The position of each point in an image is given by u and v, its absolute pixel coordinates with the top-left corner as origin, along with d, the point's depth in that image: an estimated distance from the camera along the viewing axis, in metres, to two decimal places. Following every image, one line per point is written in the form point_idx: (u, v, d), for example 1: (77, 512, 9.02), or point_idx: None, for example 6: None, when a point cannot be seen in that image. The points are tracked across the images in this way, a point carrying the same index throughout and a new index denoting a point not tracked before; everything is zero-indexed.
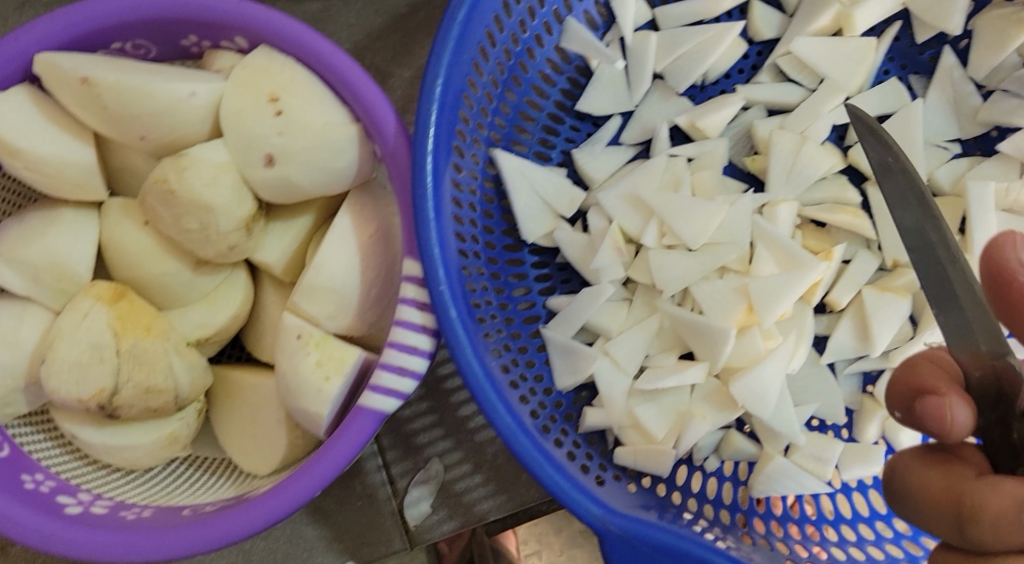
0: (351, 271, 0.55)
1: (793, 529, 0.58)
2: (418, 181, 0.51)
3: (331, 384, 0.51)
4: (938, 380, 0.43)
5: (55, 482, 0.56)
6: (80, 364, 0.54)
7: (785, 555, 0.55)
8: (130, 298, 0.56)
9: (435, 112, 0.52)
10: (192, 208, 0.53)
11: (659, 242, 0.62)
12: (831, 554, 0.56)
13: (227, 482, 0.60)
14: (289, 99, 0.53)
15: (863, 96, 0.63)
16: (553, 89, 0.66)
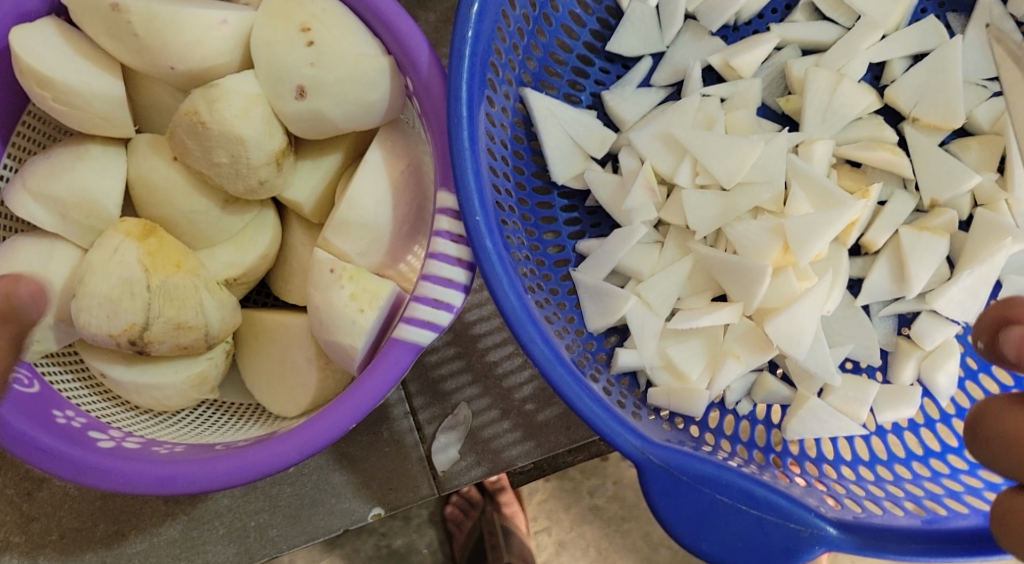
0: (383, 206, 0.54)
1: (828, 469, 0.58)
2: (454, 110, 0.50)
3: (365, 316, 0.51)
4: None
5: (86, 419, 0.56)
6: (111, 299, 0.53)
7: (825, 491, 0.54)
8: (159, 235, 0.55)
9: (470, 43, 0.51)
10: (223, 140, 0.52)
11: (693, 182, 0.61)
12: (870, 492, 0.55)
13: (255, 423, 0.60)
14: (321, 29, 0.51)
15: (901, 34, 0.62)
16: (582, 30, 0.65)
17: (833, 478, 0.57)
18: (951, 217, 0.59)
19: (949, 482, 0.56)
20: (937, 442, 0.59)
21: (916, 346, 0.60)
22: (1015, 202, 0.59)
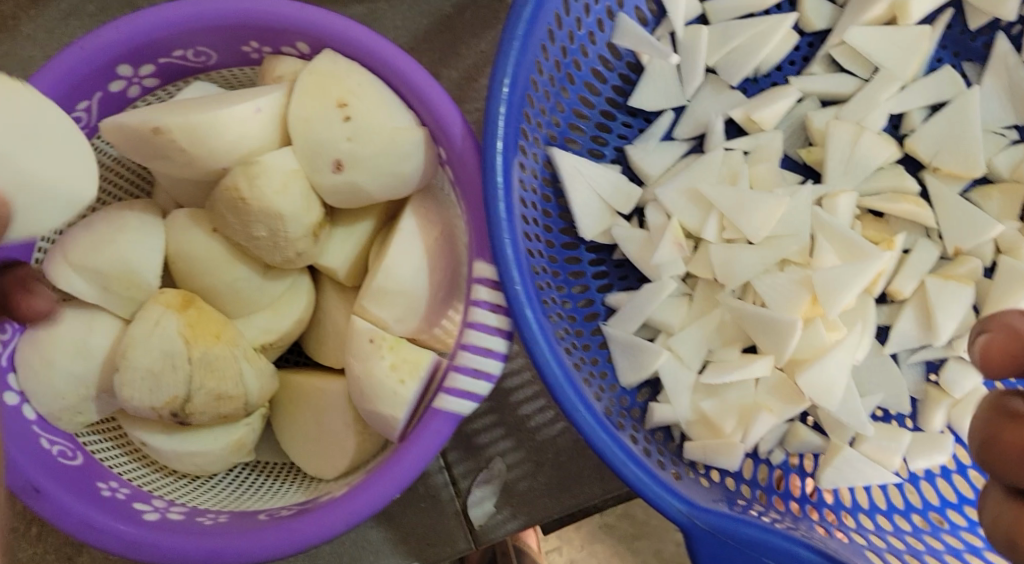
0: (420, 273, 0.55)
1: (864, 520, 0.59)
2: (490, 181, 0.51)
3: (406, 387, 0.52)
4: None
5: (129, 490, 0.56)
6: (153, 372, 0.54)
7: (866, 547, 0.54)
8: (198, 305, 0.56)
9: (503, 112, 0.52)
10: (262, 214, 0.53)
11: (720, 236, 0.62)
12: (910, 546, 0.56)
13: (294, 486, 0.61)
14: (357, 104, 0.53)
15: (918, 85, 0.63)
16: (604, 85, 0.66)
17: (870, 530, 0.58)
18: (976, 265, 0.60)
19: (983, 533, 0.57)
20: (970, 487, 0.60)
21: (945, 394, 0.61)
22: None
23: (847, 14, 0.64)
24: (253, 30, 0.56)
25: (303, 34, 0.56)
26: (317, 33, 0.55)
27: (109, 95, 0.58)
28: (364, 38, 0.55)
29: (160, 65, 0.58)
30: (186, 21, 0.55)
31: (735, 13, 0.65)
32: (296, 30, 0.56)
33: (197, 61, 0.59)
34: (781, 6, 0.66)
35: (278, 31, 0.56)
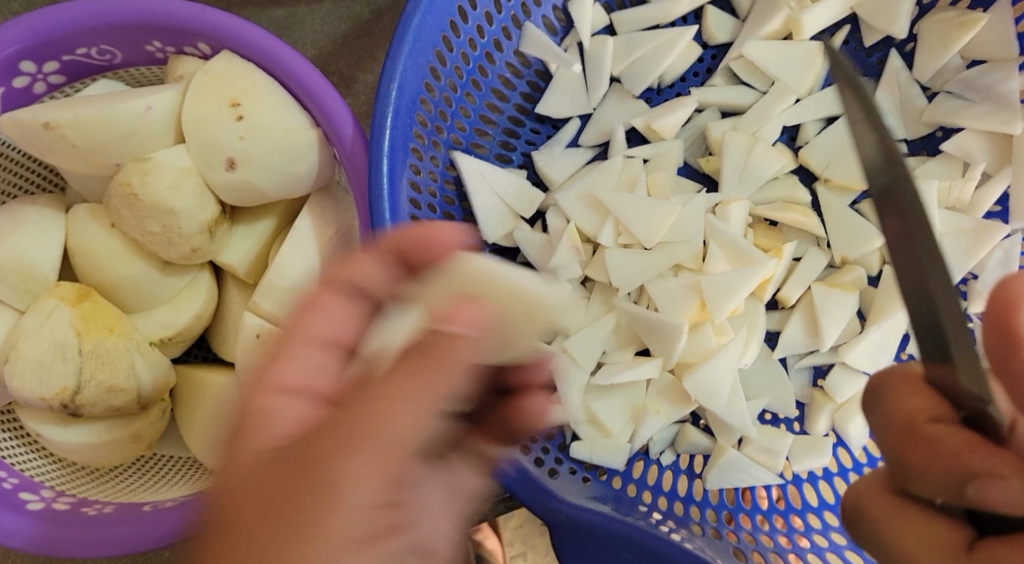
0: (312, 271, 0.56)
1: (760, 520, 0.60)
2: (375, 183, 0.54)
3: (289, 382, 0.54)
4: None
5: (19, 480, 0.57)
6: (44, 363, 0.55)
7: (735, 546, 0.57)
8: (94, 298, 0.57)
9: (391, 116, 0.55)
10: (155, 211, 0.54)
11: (616, 241, 0.64)
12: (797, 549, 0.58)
13: (192, 479, 0.61)
14: (249, 104, 0.54)
15: (813, 97, 0.65)
16: (513, 92, 0.67)
17: (763, 530, 0.60)
18: (860, 274, 0.63)
19: (835, 535, 0.60)
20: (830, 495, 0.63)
21: (830, 398, 0.64)
22: None
23: (747, 27, 0.65)
24: (154, 29, 0.57)
25: (203, 35, 0.57)
26: (216, 34, 0.56)
27: (12, 91, 0.59)
28: (260, 40, 0.56)
29: (64, 62, 0.59)
30: (86, 19, 0.57)
31: (639, 25, 0.67)
32: (197, 31, 0.57)
33: (102, 60, 0.60)
34: (686, 19, 0.68)
35: (179, 31, 0.57)
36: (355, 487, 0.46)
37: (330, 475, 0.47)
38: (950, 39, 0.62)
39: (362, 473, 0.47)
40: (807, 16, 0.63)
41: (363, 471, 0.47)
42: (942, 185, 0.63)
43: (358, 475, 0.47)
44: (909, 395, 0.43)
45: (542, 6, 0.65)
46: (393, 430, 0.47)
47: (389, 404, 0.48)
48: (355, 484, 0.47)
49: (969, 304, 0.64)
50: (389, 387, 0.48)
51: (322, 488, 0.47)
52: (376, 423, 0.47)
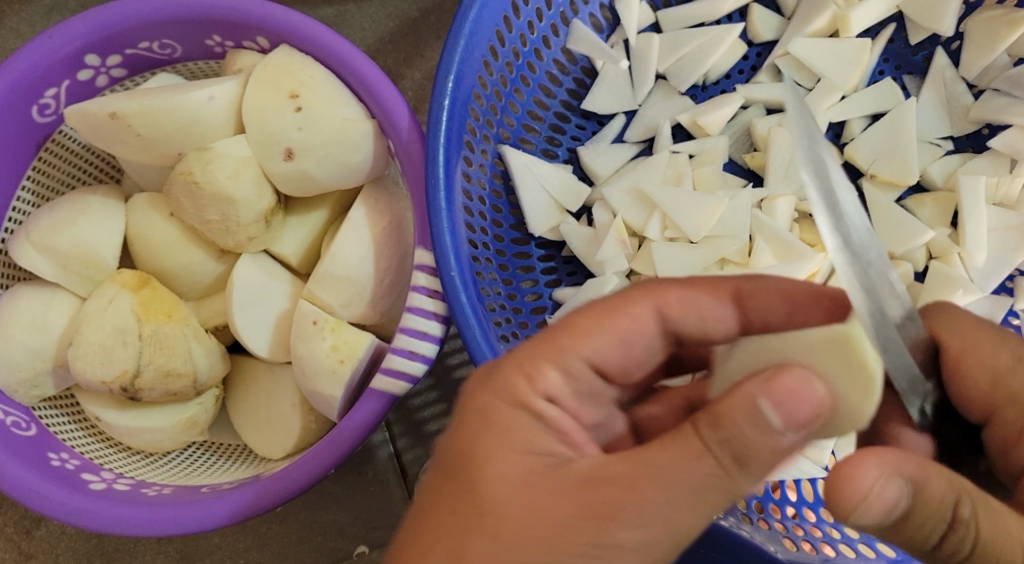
0: (366, 260, 0.57)
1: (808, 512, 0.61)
2: (431, 173, 0.55)
3: (345, 367, 0.55)
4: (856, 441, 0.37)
5: (80, 461, 0.59)
6: (106, 347, 0.56)
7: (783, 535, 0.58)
8: (154, 286, 0.58)
9: (447, 109, 0.55)
10: (215, 200, 0.56)
11: (662, 235, 0.64)
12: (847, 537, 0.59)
13: (244, 464, 0.62)
14: (308, 95, 0.56)
15: (859, 94, 0.66)
16: (559, 89, 0.68)
17: (811, 522, 0.60)
18: (908, 268, 0.63)
19: None
20: None
21: None
22: (967, 255, 0.63)
23: (793, 24, 0.66)
24: (216, 23, 0.59)
25: (262, 29, 0.58)
26: (275, 27, 0.58)
27: (76, 84, 0.60)
28: (318, 34, 0.57)
29: (126, 56, 0.61)
30: (150, 15, 0.58)
31: (685, 22, 0.67)
32: (256, 25, 0.58)
33: (162, 53, 0.62)
34: (731, 17, 0.69)
35: (238, 24, 0.59)
36: (488, 473, 0.38)
37: (507, 448, 0.39)
38: (999, 36, 0.62)
39: (509, 466, 0.38)
40: (853, 14, 0.63)
41: (506, 473, 0.38)
42: (989, 181, 0.63)
43: (504, 461, 0.38)
44: (797, 369, 0.36)
45: (590, 5, 0.66)
46: (495, 453, 0.38)
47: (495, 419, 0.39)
48: (495, 456, 0.39)
49: (1015, 300, 0.63)
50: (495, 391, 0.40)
51: (454, 464, 0.39)
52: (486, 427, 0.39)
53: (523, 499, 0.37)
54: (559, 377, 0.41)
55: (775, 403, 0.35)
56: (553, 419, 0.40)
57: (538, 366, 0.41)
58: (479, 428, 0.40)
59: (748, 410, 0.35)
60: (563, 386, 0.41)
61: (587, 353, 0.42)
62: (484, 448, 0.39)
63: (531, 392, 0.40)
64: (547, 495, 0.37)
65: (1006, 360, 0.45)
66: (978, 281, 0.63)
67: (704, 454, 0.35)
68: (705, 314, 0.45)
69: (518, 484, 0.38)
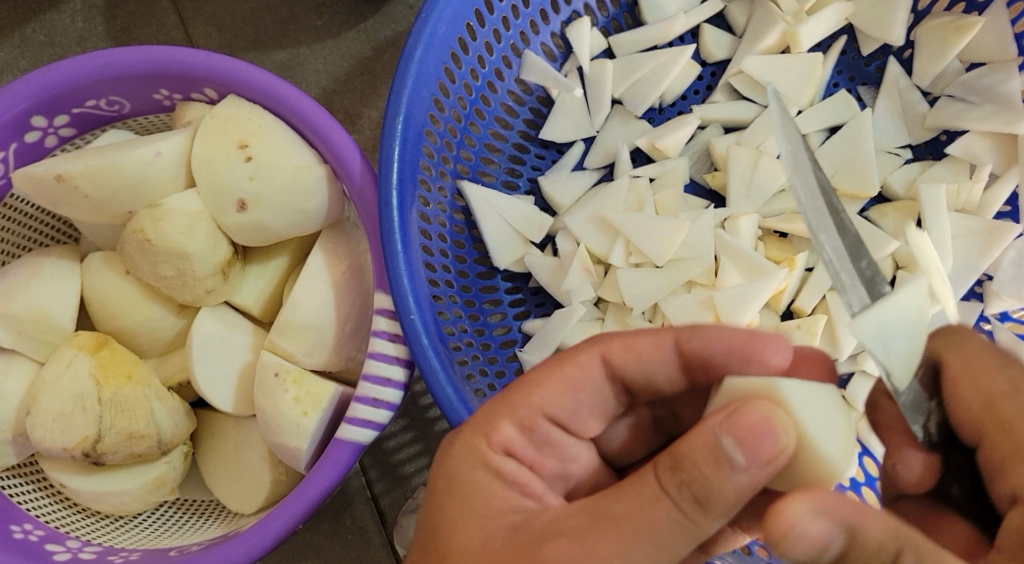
0: (326, 307, 0.56)
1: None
2: (385, 216, 0.54)
3: (309, 419, 0.54)
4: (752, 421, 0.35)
5: (44, 531, 0.57)
6: (64, 414, 0.55)
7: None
8: (112, 346, 0.57)
9: (398, 149, 0.55)
10: (169, 255, 0.55)
11: (627, 261, 0.64)
12: None
13: (216, 521, 0.61)
14: (257, 144, 0.55)
15: (815, 109, 0.66)
16: (516, 120, 0.67)
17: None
18: None
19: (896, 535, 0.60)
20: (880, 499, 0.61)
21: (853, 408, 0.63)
22: None
23: (744, 43, 0.66)
24: (161, 77, 0.58)
25: (209, 80, 0.58)
26: (222, 78, 0.57)
27: (24, 146, 0.59)
28: (264, 82, 0.57)
29: (74, 115, 0.60)
30: (93, 73, 0.57)
31: (637, 47, 0.67)
32: (203, 77, 0.58)
33: (111, 110, 0.61)
34: (683, 38, 0.69)
35: (185, 77, 0.58)
36: (458, 544, 0.40)
37: (471, 515, 0.41)
38: (948, 43, 0.62)
39: (471, 534, 0.40)
40: (803, 30, 0.63)
41: (470, 539, 0.40)
42: (950, 188, 0.63)
43: (469, 530, 0.41)
44: (757, 404, 0.36)
45: (541, 34, 0.66)
46: (456, 516, 0.41)
47: (459, 485, 0.42)
48: (460, 523, 0.41)
49: (985, 304, 0.64)
50: (458, 459, 0.43)
51: (427, 538, 0.42)
52: (456, 500, 0.42)
53: (486, 562, 0.39)
54: (515, 430, 0.43)
55: (738, 441, 0.35)
56: (512, 473, 0.42)
57: (495, 423, 0.43)
58: (446, 493, 0.42)
59: (710, 449, 0.35)
60: (519, 440, 0.43)
61: (546, 406, 0.43)
62: (448, 512, 0.42)
63: (489, 449, 0.43)
64: (502, 556, 0.39)
65: (1001, 386, 0.41)
66: None
67: (664, 499, 0.36)
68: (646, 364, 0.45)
69: (480, 549, 0.40)
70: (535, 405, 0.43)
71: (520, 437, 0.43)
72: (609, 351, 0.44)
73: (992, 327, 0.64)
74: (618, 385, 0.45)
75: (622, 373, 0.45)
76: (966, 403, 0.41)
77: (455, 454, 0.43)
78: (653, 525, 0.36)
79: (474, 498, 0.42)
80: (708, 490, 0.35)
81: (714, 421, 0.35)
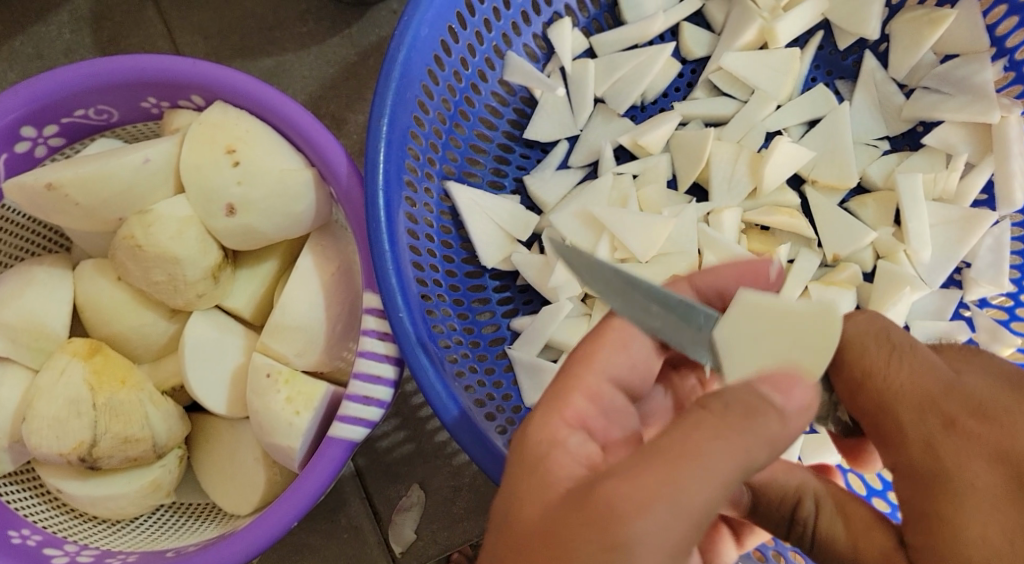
0: (316, 308, 0.57)
1: None
2: (372, 216, 0.55)
3: (301, 418, 0.55)
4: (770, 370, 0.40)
5: (42, 536, 0.58)
6: (59, 420, 0.55)
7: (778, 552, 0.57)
8: (105, 352, 0.58)
9: (383, 151, 0.56)
10: (160, 260, 0.56)
11: (612, 256, 0.65)
12: None
13: (212, 523, 0.61)
14: (245, 149, 0.56)
15: (793, 103, 0.67)
16: (501, 120, 0.68)
17: None
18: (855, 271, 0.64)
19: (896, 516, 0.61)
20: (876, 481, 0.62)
21: None
22: (912, 252, 0.63)
23: (723, 39, 0.67)
24: (149, 86, 0.59)
25: (197, 87, 0.59)
26: (209, 85, 0.58)
27: (14, 157, 0.60)
28: (251, 88, 0.57)
29: (63, 125, 0.61)
30: (81, 83, 0.58)
31: (617, 46, 0.68)
32: (191, 84, 0.59)
33: (99, 119, 0.62)
34: (663, 37, 0.70)
35: (172, 85, 0.59)
36: (525, 514, 0.39)
37: (536, 489, 0.40)
38: (922, 36, 0.63)
39: (535, 508, 0.39)
40: (779, 26, 0.64)
41: (537, 508, 0.39)
42: (927, 177, 0.64)
43: (534, 503, 0.40)
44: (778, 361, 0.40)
45: (523, 35, 0.66)
46: (522, 507, 0.40)
47: (533, 463, 0.41)
48: (529, 499, 0.40)
49: (963, 291, 0.65)
50: (537, 431, 0.42)
51: (499, 517, 0.41)
52: (519, 491, 0.41)
53: (546, 522, 0.38)
54: (586, 402, 0.44)
55: (775, 389, 0.39)
56: (578, 446, 0.41)
57: (567, 400, 0.43)
58: (517, 469, 0.42)
59: (752, 394, 0.38)
60: (590, 418, 0.43)
61: (607, 372, 0.45)
62: (524, 490, 0.41)
63: (562, 425, 0.42)
64: (562, 521, 0.37)
65: (860, 373, 0.43)
66: (926, 277, 0.64)
67: (722, 442, 0.36)
68: (658, 314, 0.48)
69: (547, 509, 0.39)
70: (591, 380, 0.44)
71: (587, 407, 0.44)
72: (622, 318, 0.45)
73: (971, 314, 0.65)
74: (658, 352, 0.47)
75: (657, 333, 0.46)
76: (848, 377, 0.44)
77: (535, 431, 0.42)
78: (696, 473, 0.36)
79: (531, 479, 0.41)
80: (749, 432, 0.37)
81: (754, 378, 0.39)
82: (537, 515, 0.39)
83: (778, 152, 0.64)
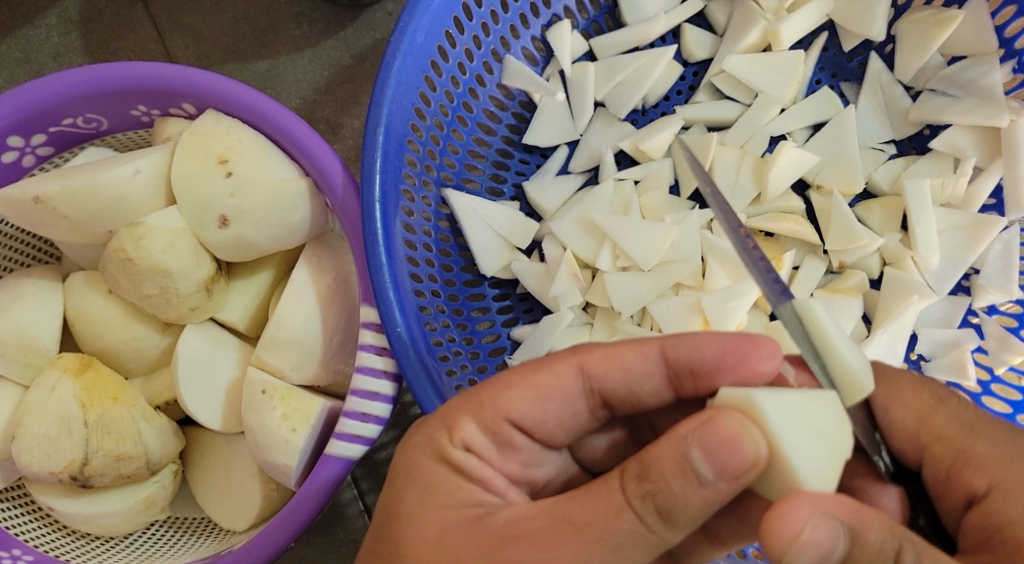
0: (312, 321, 0.56)
1: None
2: (369, 228, 0.54)
3: (298, 435, 0.54)
4: (726, 428, 0.35)
5: (34, 556, 0.57)
6: (50, 438, 0.54)
7: None
8: (96, 367, 0.56)
9: (380, 160, 0.55)
10: (151, 274, 0.54)
11: (614, 265, 0.64)
12: None
13: (208, 539, 0.60)
14: (237, 159, 0.55)
15: (798, 107, 0.65)
16: (499, 124, 0.67)
17: None
18: (862, 278, 0.63)
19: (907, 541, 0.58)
20: None
21: None
22: (920, 259, 0.62)
23: (725, 42, 0.66)
24: (138, 94, 0.58)
25: (187, 95, 0.57)
26: (199, 93, 0.57)
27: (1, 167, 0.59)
28: (242, 95, 0.56)
29: (51, 134, 0.59)
30: (69, 92, 0.57)
31: (617, 49, 0.67)
32: (181, 92, 0.57)
33: (88, 128, 0.60)
34: (664, 39, 0.68)
35: (162, 93, 0.57)
36: (408, 536, 0.41)
37: (431, 505, 0.41)
38: (929, 37, 0.62)
39: (427, 526, 0.41)
40: (784, 27, 0.63)
41: (422, 533, 0.41)
42: (935, 183, 0.63)
43: (424, 522, 0.41)
44: (729, 417, 0.36)
45: (522, 38, 0.65)
46: (409, 530, 0.41)
47: (419, 475, 0.43)
48: (417, 515, 0.41)
49: (972, 298, 0.63)
50: (417, 453, 0.43)
51: (384, 528, 0.42)
52: (409, 512, 0.42)
53: (441, 557, 0.40)
54: (478, 429, 0.43)
55: (707, 453, 0.35)
56: (473, 470, 0.42)
57: (458, 418, 0.43)
58: (406, 484, 0.43)
59: (678, 461, 0.35)
60: (483, 438, 0.43)
61: (510, 410, 0.43)
62: (407, 504, 0.42)
63: (451, 444, 0.43)
64: (460, 552, 0.39)
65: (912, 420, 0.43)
66: (934, 284, 0.63)
67: (627, 510, 0.36)
68: (629, 372, 0.44)
69: (436, 542, 0.40)
70: (501, 409, 0.43)
71: (483, 436, 0.43)
72: (588, 361, 0.44)
73: (979, 321, 0.64)
74: (595, 399, 0.45)
75: (603, 385, 0.44)
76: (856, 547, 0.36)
77: (417, 448, 0.43)
78: (618, 533, 0.36)
79: (429, 494, 0.42)
80: (672, 502, 0.35)
81: (687, 430, 0.35)
82: (434, 541, 0.40)
83: (783, 157, 0.62)
